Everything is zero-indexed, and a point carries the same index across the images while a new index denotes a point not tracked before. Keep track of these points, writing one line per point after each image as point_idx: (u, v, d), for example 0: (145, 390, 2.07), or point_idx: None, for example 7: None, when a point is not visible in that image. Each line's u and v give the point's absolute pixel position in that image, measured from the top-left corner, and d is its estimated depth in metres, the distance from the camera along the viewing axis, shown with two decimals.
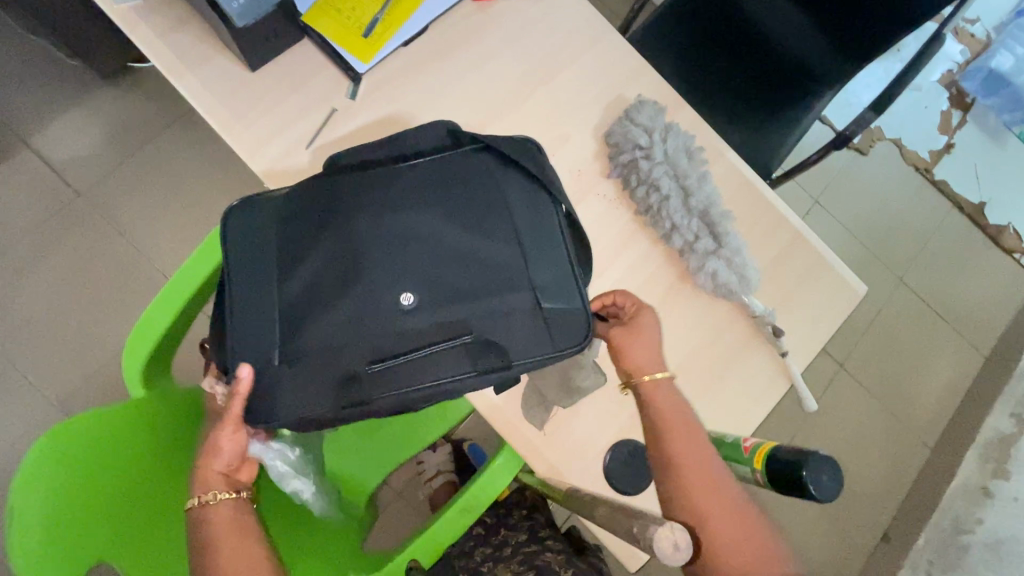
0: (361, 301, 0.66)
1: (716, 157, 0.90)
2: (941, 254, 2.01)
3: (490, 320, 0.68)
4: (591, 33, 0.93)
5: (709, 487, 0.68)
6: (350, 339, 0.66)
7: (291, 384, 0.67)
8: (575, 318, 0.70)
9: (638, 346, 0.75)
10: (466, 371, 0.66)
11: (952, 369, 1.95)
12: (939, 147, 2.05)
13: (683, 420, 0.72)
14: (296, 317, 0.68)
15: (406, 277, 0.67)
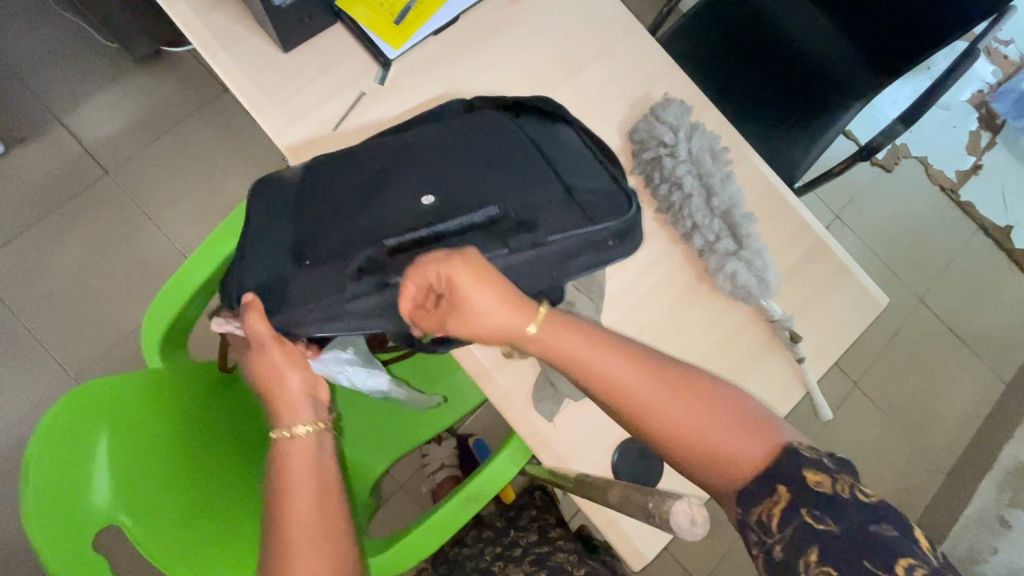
0: (385, 201, 0.70)
1: (740, 158, 0.90)
2: (964, 276, 1.97)
3: (518, 205, 0.69)
4: (621, 30, 0.93)
5: (653, 401, 0.61)
6: (372, 236, 0.68)
7: (311, 283, 0.67)
8: (614, 200, 0.72)
9: (481, 317, 0.61)
10: (498, 250, 0.66)
11: (970, 394, 1.91)
12: (966, 168, 2.02)
13: (587, 341, 0.62)
14: (315, 235, 0.70)
15: (426, 182, 0.71)
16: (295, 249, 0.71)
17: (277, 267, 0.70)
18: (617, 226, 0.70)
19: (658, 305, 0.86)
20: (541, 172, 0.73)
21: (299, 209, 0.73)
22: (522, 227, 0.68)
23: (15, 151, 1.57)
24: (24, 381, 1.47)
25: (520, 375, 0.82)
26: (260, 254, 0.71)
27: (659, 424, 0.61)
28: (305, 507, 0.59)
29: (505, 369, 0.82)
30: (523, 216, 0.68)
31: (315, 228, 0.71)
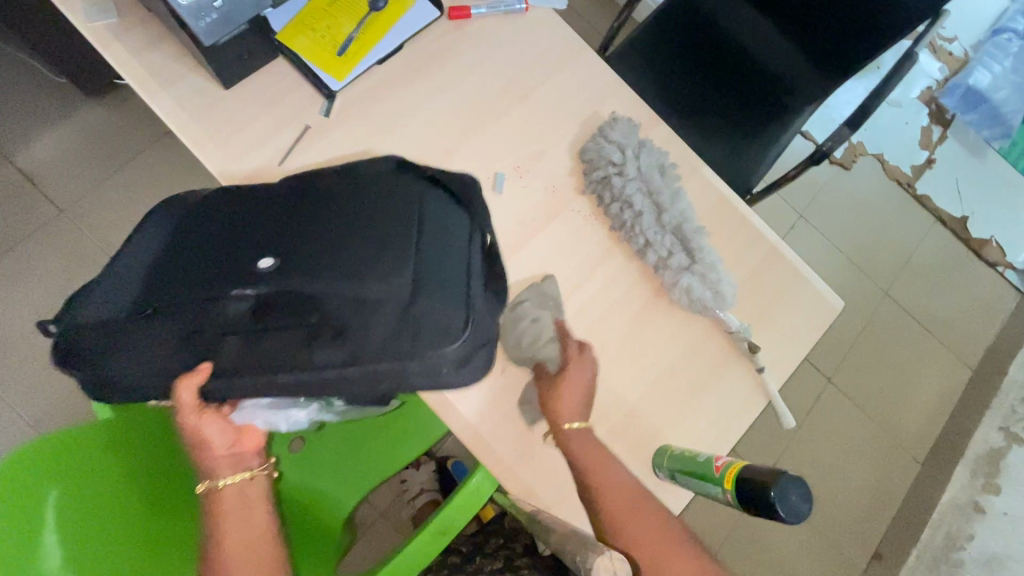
0: (237, 271, 0.70)
1: (689, 172, 0.91)
2: (926, 267, 2.02)
3: (350, 315, 0.65)
4: (566, 50, 0.94)
5: (633, 526, 0.74)
6: (209, 309, 0.68)
7: (133, 330, 0.68)
8: (450, 318, 0.67)
9: (572, 390, 0.77)
10: (306, 363, 0.64)
11: (940, 383, 1.95)
12: (921, 162, 2.08)
13: (602, 461, 0.76)
14: (165, 278, 0.71)
15: (281, 265, 0.69)
16: (139, 293, 0.71)
17: (119, 303, 0.70)
18: (429, 360, 0.65)
19: (617, 323, 0.86)
20: (396, 269, 0.68)
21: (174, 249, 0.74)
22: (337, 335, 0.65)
23: None
24: None
25: (480, 404, 0.81)
26: (105, 293, 0.71)
27: (614, 519, 0.74)
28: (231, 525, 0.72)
29: (464, 397, 0.80)
30: (344, 324, 0.65)
31: (163, 280, 0.72)
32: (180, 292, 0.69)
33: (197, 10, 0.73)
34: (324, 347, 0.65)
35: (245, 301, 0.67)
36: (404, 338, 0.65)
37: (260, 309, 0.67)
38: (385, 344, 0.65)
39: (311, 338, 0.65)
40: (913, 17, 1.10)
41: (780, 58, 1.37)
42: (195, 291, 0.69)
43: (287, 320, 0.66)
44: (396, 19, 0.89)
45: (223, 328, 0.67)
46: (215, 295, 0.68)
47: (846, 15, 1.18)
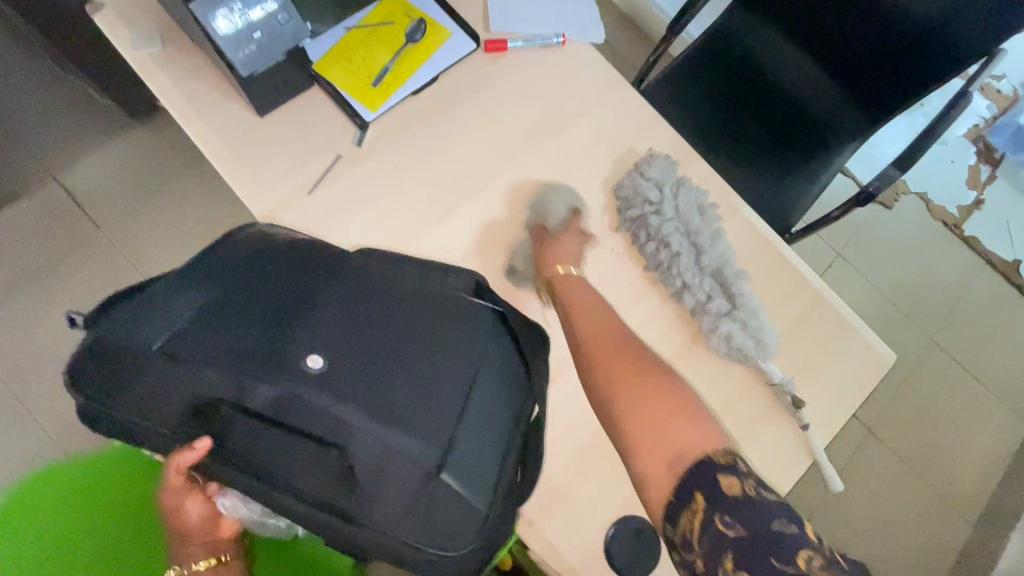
0: (274, 356, 0.60)
1: (729, 212, 0.87)
2: (975, 313, 1.91)
3: (376, 462, 0.58)
4: (603, 85, 0.92)
5: (622, 374, 0.65)
6: (230, 394, 0.59)
7: (148, 381, 0.61)
8: (463, 512, 0.61)
9: (558, 249, 0.80)
10: (311, 501, 0.59)
11: (992, 439, 1.82)
12: (968, 203, 1.99)
13: (599, 313, 0.74)
14: (193, 331, 0.63)
15: (319, 375, 0.60)
16: (166, 335, 0.63)
17: (143, 342, 0.62)
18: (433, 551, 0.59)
19: None
20: (439, 420, 0.62)
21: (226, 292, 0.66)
22: (351, 478, 0.58)
23: (8, 209, 1.58)
24: (5, 442, 1.43)
25: None
26: (136, 323, 0.63)
27: (613, 399, 0.63)
28: None
29: None
30: (367, 477, 0.58)
31: (194, 331, 0.63)
32: (209, 356, 0.61)
33: (238, 39, 0.70)
34: (331, 500, 0.58)
35: (272, 406, 0.59)
36: (421, 507, 0.59)
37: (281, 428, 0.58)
38: (391, 517, 0.59)
39: (325, 481, 0.58)
40: (967, 55, 1.05)
41: (822, 96, 1.34)
42: (220, 368, 0.60)
43: (307, 451, 0.58)
44: (432, 52, 0.88)
45: (247, 412, 0.59)
46: (241, 382, 0.59)
47: (896, 53, 1.14)
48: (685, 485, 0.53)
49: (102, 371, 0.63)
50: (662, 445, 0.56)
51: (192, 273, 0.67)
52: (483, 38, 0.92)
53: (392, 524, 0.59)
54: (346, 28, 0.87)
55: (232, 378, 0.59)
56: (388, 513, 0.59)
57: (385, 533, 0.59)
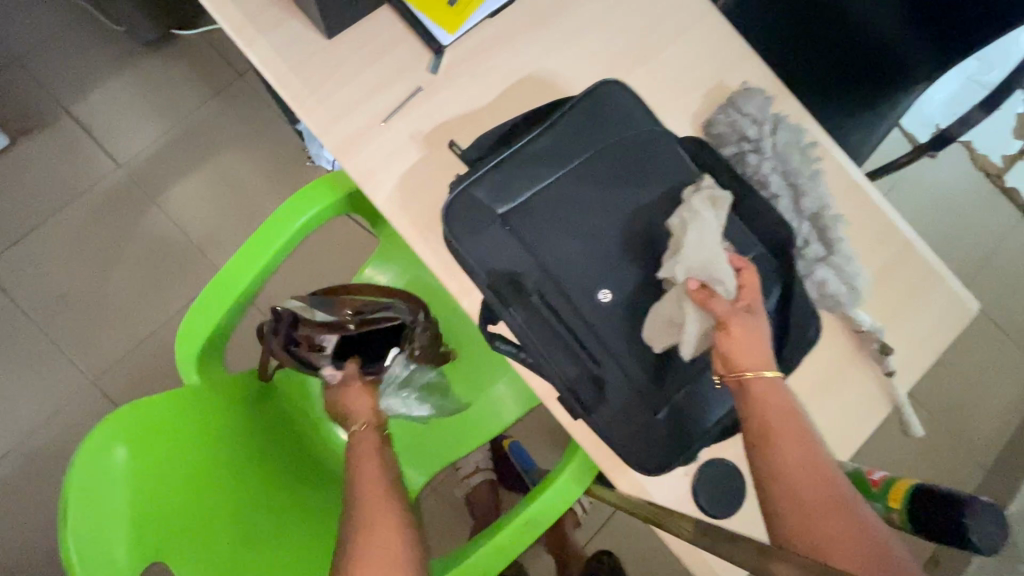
0: (601, 255, 0.66)
1: (825, 152, 0.82)
2: (1009, 265, 1.92)
3: (634, 363, 0.65)
4: (693, 9, 0.85)
5: (839, 525, 0.55)
6: (544, 275, 0.66)
7: (485, 229, 0.66)
8: (676, 427, 0.67)
9: (747, 340, 0.59)
10: (563, 381, 0.66)
11: (1015, 390, 1.86)
12: (1013, 152, 1.96)
13: (788, 422, 0.59)
14: (531, 202, 0.67)
15: (617, 278, 0.66)
16: (516, 198, 0.67)
17: (499, 196, 0.67)
18: (636, 453, 0.66)
19: None
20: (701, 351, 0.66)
21: (604, 168, 0.67)
22: (595, 381, 0.65)
23: (20, 145, 1.49)
24: (41, 383, 1.42)
25: None
26: (501, 175, 0.67)
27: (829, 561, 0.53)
28: (368, 459, 0.75)
29: None
30: (617, 380, 0.65)
31: (535, 209, 0.66)
32: (545, 235, 0.66)
33: None
34: (575, 387, 0.66)
35: (569, 294, 0.65)
36: (650, 411, 0.66)
37: (567, 320, 0.65)
38: (619, 413, 0.66)
39: (574, 377, 0.65)
40: None
41: None
42: (541, 250, 0.66)
43: (577, 347, 0.65)
44: None
45: (550, 290, 0.65)
46: (553, 273, 0.66)
47: None
48: None
49: (457, 202, 0.66)
50: None
51: (555, 142, 0.67)
52: None
53: (616, 420, 0.66)
54: None
55: (553, 261, 0.66)
56: (616, 413, 0.66)
57: (611, 428, 0.66)
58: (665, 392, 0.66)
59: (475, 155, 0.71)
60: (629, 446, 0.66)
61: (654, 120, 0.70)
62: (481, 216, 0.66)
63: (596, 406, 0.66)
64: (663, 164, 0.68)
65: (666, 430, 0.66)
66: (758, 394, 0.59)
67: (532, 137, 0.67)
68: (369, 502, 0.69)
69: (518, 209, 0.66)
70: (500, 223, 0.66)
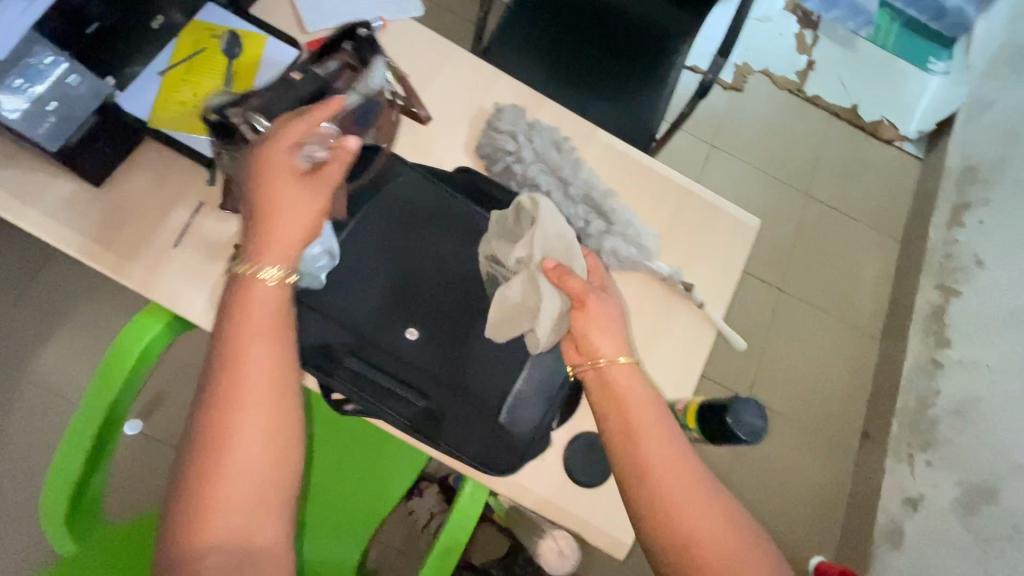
0: (397, 300, 0.72)
1: (587, 140, 0.93)
2: (835, 160, 2.18)
3: (458, 384, 0.72)
4: (439, 55, 0.95)
5: (692, 496, 0.59)
6: (352, 336, 0.71)
7: None
8: (517, 424, 0.73)
9: (598, 328, 0.66)
10: (402, 422, 0.70)
11: (877, 263, 2.10)
12: (802, 67, 2.24)
13: (645, 396, 0.64)
14: (320, 274, 0.72)
15: (418, 315, 0.72)
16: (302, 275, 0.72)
17: None
18: (491, 461, 0.72)
19: None
20: (512, 350, 0.74)
21: (377, 224, 0.74)
22: (430, 412, 0.71)
23: None
24: None
25: None
26: None
27: (679, 508, 0.58)
28: (252, 390, 0.60)
29: None
30: (449, 404, 0.71)
31: (322, 279, 0.71)
32: (342, 299, 0.71)
33: (34, 117, 0.72)
34: (415, 424, 0.70)
35: (380, 346, 0.71)
36: (488, 421, 0.72)
37: (386, 369, 0.70)
38: (462, 432, 0.72)
39: (410, 417, 0.70)
40: None
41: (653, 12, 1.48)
42: (342, 316, 0.71)
43: (402, 389, 0.70)
44: (259, 63, 0.86)
45: (360, 348, 0.70)
46: (360, 332, 0.71)
47: None
48: None
49: None
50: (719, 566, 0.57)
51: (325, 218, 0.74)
52: (304, 43, 0.91)
53: (462, 439, 0.71)
54: (158, 72, 0.83)
55: (356, 320, 0.71)
56: (459, 434, 0.71)
57: (460, 449, 0.71)
58: (495, 398, 0.72)
59: None
60: (481, 457, 0.72)
61: (408, 165, 0.77)
62: None
63: (443, 431, 0.71)
64: (426, 203, 0.76)
65: (512, 427, 0.72)
66: (614, 375, 0.64)
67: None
68: (253, 382, 0.60)
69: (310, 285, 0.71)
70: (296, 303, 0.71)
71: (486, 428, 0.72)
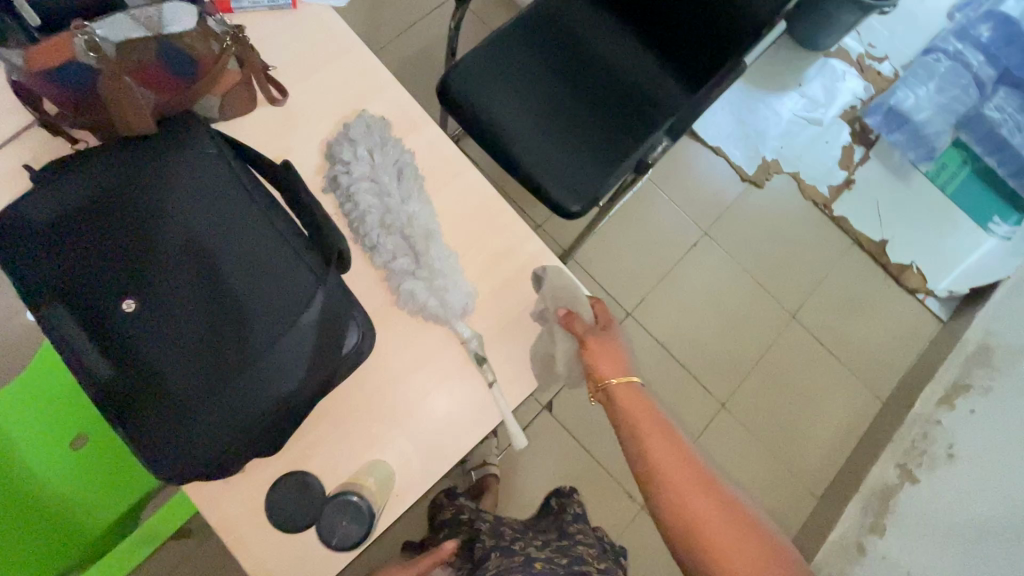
0: (131, 273, 0.68)
1: (451, 178, 0.88)
2: (840, 291, 1.96)
3: (155, 381, 0.66)
4: (335, 43, 0.90)
5: (704, 504, 0.62)
6: (72, 294, 0.67)
7: (21, 247, 0.68)
8: (203, 444, 0.67)
9: (604, 354, 0.77)
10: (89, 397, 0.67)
11: (847, 415, 1.86)
12: (838, 183, 2.05)
13: (655, 422, 0.71)
14: (71, 220, 0.68)
15: (146, 296, 0.67)
16: (52, 216, 0.68)
17: (38, 214, 0.68)
18: (162, 471, 0.67)
19: None
20: (228, 365, 0.68)
21: (144, 184, 0.70)
22: (117, 399, 0.66)
23: None
24: None
25: None
26: (41, 198, 0.69)
27: (702, 506, 0.62)
28: None
29: None
30: (136, 398, 0.66)
31: (68, 226, 0.68)
32: (80, 253, 0.68)
33: None
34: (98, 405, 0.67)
35: (93, 314, 0.67)
36: (172, 430, 0.67)
37: (90, 340, 0.66)
38: (140, 431, 0.66)
39: (94, 395, 0.66)
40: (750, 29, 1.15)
41: (644, 76, 1.37)
42: (71, 270, 0.67)
43: (94, 366, 0.66)
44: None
45: (74, 310, 0.67)
46: (81, 293, 0.67)
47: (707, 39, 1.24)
48: None
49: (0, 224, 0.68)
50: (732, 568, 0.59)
51: (101, 167, 0.70)
52: None
53: (137, 437, 0.67)
54: None
55: (82, 280, 0.67)
56: (135, 432, 0.66)
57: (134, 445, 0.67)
58: (187, 410, 0.67)
59: (36, 171, 0.72)
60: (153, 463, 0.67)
61: (215, 141, 0.74)
62: (19, 236, 0.68)
63: (117, 419, 0.66)
64: (212, 185, 0.72)
65: (190, 441, 0.67)
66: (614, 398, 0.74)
67: (75, 161, 0.70)
68: None
69: (57, 230, 0.68)
70: (33, 243, 0.68)
71: (167, 438, 0.66)
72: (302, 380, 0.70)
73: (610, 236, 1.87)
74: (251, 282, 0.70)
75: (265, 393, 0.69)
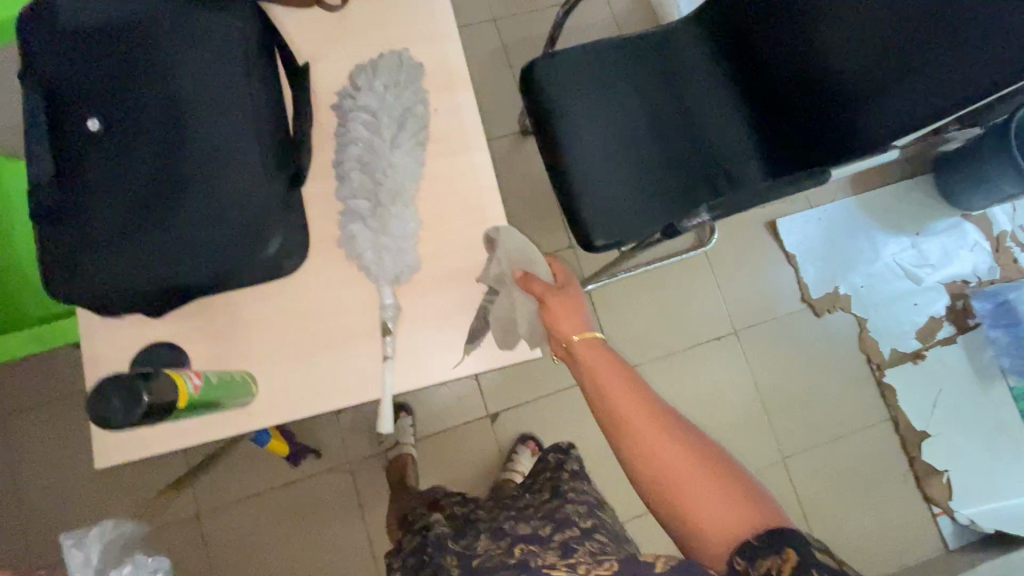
0: (110, 102, 0.70)
1: (454, 151, 0.84)
2: (848, 459, 1.75)
3: (80, 204, 0.68)
4: None
5: (670, 454, 0.61)
6: (56, 96, 0.70)
7: (34, 33, 0.71)
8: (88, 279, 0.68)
9: (563, 311, 0.75)
10: None
11: None
12: (905, 351, 1.81)
13: (619, 368, 0.70)
14: (86, 31, 0.71)
15: (111, 127, 0.69)
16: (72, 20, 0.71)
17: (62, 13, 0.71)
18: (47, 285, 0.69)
19: None
20: (144, 221, 0.68)
21: (161, 27, 0.71)
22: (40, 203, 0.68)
23: None
24: None
25: None
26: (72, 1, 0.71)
27: (663, 459, 0.61)
28: None
29: None
30: (57, 211, 0.68)
31: (80, 35, 0.71)
32: (79, 64, 0.70)
33: None
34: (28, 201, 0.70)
35: (63, 122, 0.69)
36: (69, 254, 0.68)
37: (47, 143, 0.69)
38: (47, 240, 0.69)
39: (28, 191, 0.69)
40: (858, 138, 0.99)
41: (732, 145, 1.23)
42: (63, 75, 0.70)
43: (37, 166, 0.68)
44: None
45: (50, 111, 0.69)
46: (63, 99, 0.70)
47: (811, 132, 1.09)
48: (779, 537, 0.53)
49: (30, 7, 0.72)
50: (693, 514, 0.58)
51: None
52: None
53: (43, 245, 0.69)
54: None
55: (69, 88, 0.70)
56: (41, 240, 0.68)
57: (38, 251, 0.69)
58: (91, 242, 0.68)
59: None
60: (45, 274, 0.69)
61: (240, 15, 0.73)
62: (37, 24, 0.71)
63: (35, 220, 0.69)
64: (216, 53, 0.72)
65: (78, 271, 0.68)
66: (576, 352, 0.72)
67: None
68: None
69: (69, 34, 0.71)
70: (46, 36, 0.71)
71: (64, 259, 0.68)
72: (201, 266, 0.69)
73: (635, 290, 1.76)
74: (201, 155, 0.69)
75: (160, 263, 0.68)
